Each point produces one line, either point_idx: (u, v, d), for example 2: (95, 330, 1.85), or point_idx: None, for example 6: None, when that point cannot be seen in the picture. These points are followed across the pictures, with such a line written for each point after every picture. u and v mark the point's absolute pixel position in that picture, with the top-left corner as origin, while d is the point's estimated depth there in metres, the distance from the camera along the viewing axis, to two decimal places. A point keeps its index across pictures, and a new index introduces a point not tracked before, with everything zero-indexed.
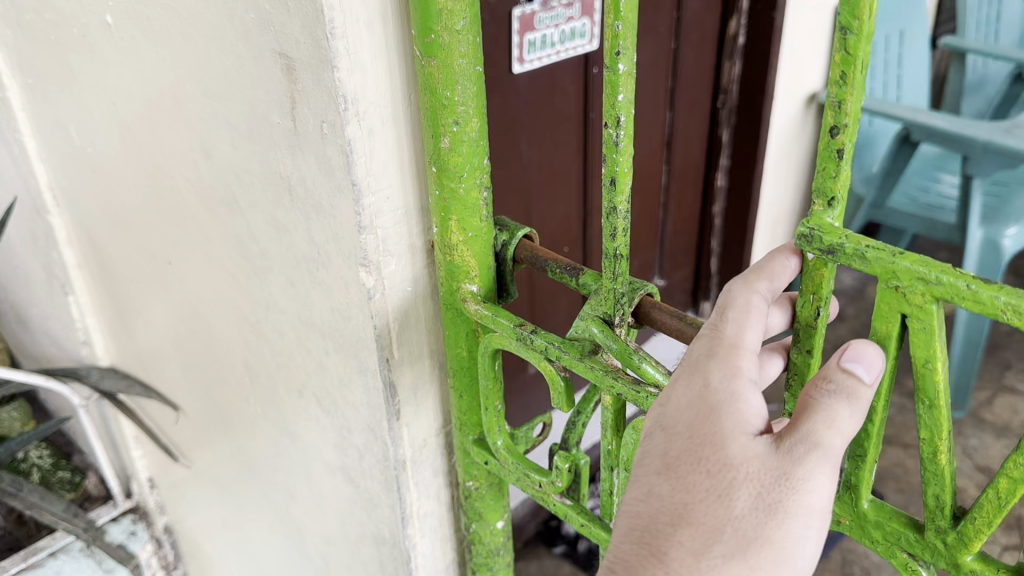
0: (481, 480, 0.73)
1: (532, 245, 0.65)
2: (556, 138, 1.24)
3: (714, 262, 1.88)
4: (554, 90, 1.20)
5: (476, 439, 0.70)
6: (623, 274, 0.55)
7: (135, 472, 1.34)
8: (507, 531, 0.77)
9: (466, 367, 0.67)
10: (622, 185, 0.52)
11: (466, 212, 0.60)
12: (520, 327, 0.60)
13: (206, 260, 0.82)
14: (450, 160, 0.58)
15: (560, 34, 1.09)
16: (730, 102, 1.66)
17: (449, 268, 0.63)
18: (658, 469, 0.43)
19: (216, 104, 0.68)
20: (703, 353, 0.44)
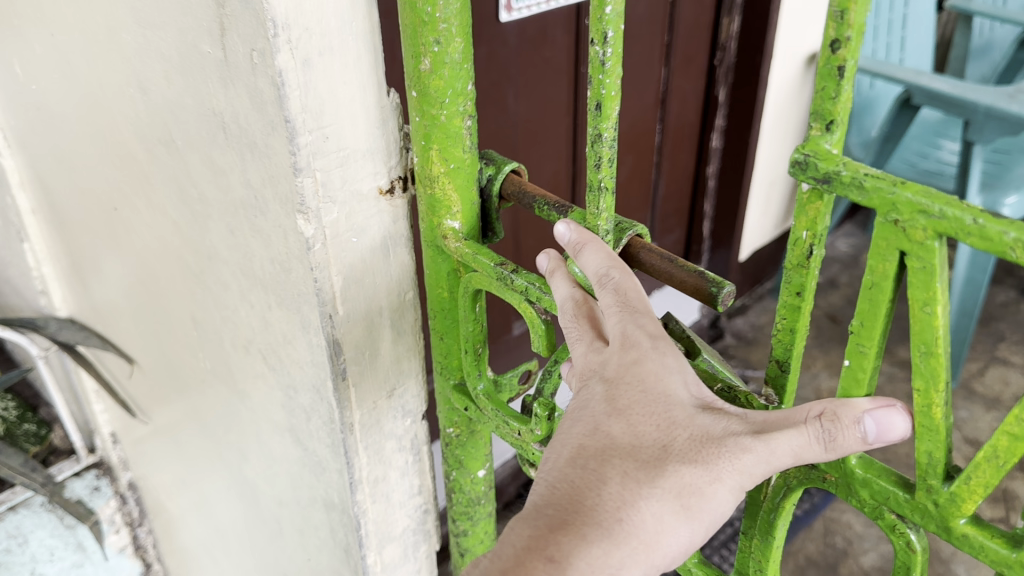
0: (461, 427, 0.73)
1: (519, 180, 0.60)
2: (544, 91, 1.23)
3: (707, 225, 1.86)
4: (546, 41, 1.18)
5: (456, 384, 0.70)
6: (607, 211, 0.52)
7: (98, 426, 1.29)
8: (489, 481, 0.77)
9: (447, 308, 0.66)
10: (607, 110, 0.47)
11: (448, 142, 0.56)
12: (501, 266, 0.57)
13: (149, 206, 0.77)
14: (431, 83, 0.54)
15: None
16: (728, 60, 1.60)
17: (431, 201, 0.59)
18: (607, 411, 0.48)
19: (150, 34, 0.62)
20: (629, 323, 0.49)
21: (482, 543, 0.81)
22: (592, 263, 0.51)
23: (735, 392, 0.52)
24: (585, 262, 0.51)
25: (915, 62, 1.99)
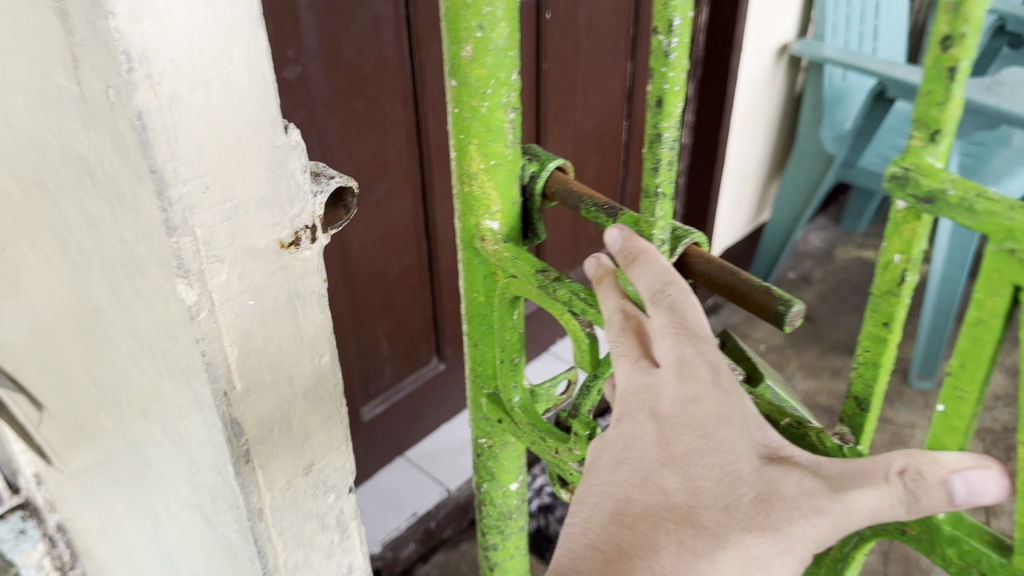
0: (491, 439, 0.96)
1: (562, 180, 0.77)
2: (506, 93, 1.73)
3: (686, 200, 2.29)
4: None
5: (490, 393, 0.91)
6: (663, 217, 0.65)
7: (19, 469, 1.14)
8: (518, 496, 1.01)
9: (483, 313, 0.86)
10: (668, 107, 0.59)
11: (489, 135, 0.72)
12: (544, 275, 0.74)
13: (32, 250, 0.66)
14: (473, 71, 0.69)
15: None
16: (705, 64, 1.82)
17: (476, 198, 0.76)
18: (660, 461, 0.58)
19: (5, 59, 0.52)
20: (684, 348, 0.59)
21: (511, 554, 1.07)
22: (643, 282, 0.61)
23: (804, 430, 0.64)
24: (636, 274, 0.62)
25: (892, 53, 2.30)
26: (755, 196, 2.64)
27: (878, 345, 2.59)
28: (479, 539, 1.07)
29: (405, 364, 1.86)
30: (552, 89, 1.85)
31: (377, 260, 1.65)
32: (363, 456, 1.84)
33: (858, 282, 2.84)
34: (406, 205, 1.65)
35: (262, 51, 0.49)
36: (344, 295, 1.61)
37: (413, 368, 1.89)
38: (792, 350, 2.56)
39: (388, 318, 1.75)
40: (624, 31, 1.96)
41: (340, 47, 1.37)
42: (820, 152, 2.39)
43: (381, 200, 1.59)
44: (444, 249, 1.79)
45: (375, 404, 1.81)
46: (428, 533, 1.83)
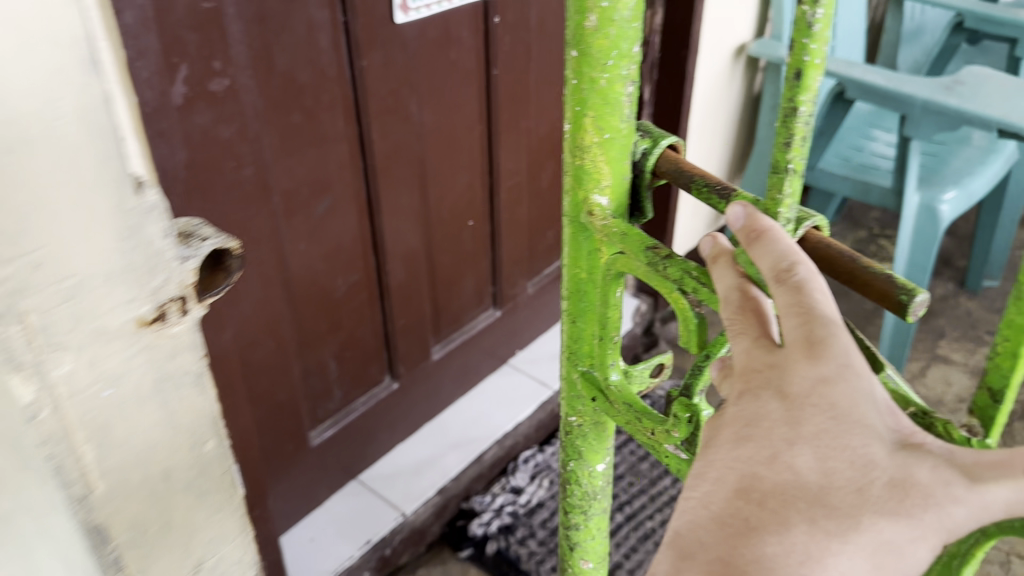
0: (584, 418, 1.03)
1: (670, 160, 0.83)
2: (453, 100, 1.66)
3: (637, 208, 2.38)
4: (448, 34, 1.57)
5: (584, 370, 0.99)
6: (791, 193, 0.67)
7: None
8: (604, 475, 1.09)
9: (583, 285, 0.93)
10: (807, 80, 0.61)
11: (605, 108, 0.79)
12: (653, 251, 0.79)
13: None
14: (596, 41, 0.76)
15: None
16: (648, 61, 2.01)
17: (585, 170, 0.83)
18: (790, 439, 0.58)
19: None
20: (809, 326, 0.59)
21: (593, 535, 1.15)
22: (765, 260, 0.63)
23: (930, 419, 0.63)
24: (755, 249, 0.65)
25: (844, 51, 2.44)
26: None
27: None
28: (563, 519, 1.15)
29: (356, 386, 1.76)
30: (504, 97, 1.78)
31: (319, 278, 1.55)
32: (313, 482, 1.75)
33: None
34: (352, 221, 1.56)
35: (91, 112, 0.67)
36: (287, 316, 1.51)
37: (365, 389, 1.79)
38: None
39: (336, 338, 1.65)
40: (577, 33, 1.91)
41: (272, 56, 1.28)
42: None
43: (324, 216, 1.50)
44: (392, 265, 1.70)
45: (325, 427, 1.72)
46: (384, 560, 1.76)
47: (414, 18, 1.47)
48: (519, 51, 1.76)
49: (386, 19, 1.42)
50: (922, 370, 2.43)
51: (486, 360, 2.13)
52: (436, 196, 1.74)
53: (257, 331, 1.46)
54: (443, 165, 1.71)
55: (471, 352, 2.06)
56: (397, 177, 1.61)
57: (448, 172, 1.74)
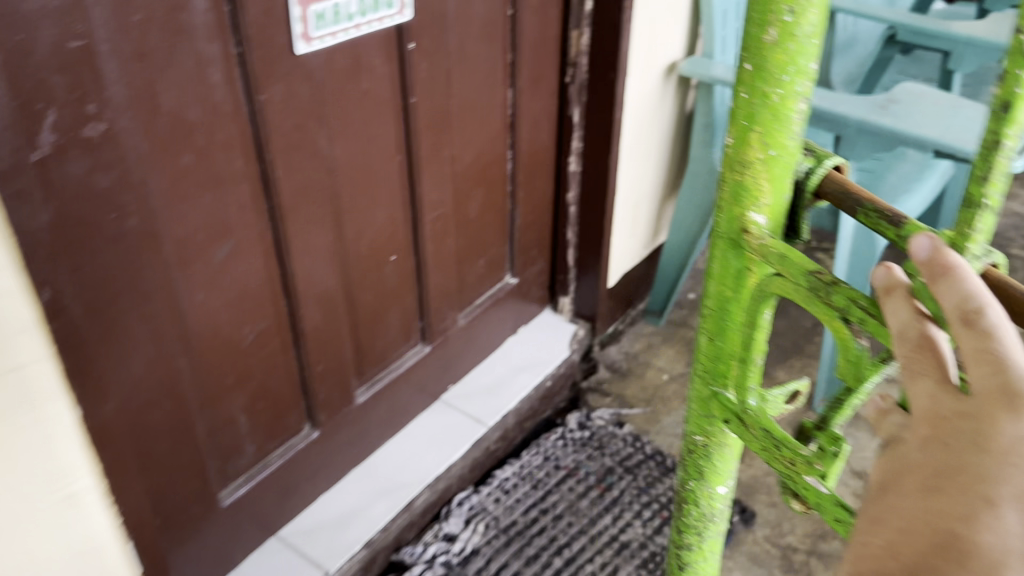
0: (708, 437, 1.15)
1: (830, 181, 0.91)
2: (369, 131, 1.55)
3: (571, 232, 2.32)
4: (360, 62, 1.46)
5: (717, 388, 1.09)
6: (982, 231, 0.71)
7: None
8: (723, 495, 1.22)
9: (729, 304, 1.02)
10: (1015, 113, 0.65)
11: (775, 127, 0.88)
12: (817, 273, 0.84)
13: None
14: (774, 56, 0.84)
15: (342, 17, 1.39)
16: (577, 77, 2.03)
17: (747, 187, 0.92)
18: (990, 498, 0.56)
19: None
20: (1008, 381, 0.60)
21: (705, 552, 1.29)
22: (950, 296, 0.64)
23: None
24: (941, 289, 0.65)
25: None
26: (652, 218, 2.56)
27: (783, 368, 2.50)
28: (676, 537, 1.31)
29: (270, 438, 1.63)
30: (423, 125, 1.68)
31: (222, 328, 1.42)
32: (228, 542, 1.62)
33: None
34: (257, 267, 1.44)
35: None
36: (187, 371, 1.38)
37: (281, 440, 1.66)
38: None
39: (244, 391, 1.52)
40: (500, 56, 1.82)
41: (156, 94, 1.15)
42: (714, 173, 2.32)
43: (224, 264, 1.37)
44: (307, 310, 1.57)
45: (237, 485, 1.59)
46: None
47: (318, 48, 1.36)
48: (438, 76, 1.66)
49: (286, 49, 1.31)
50: None
51: (418, 396, 2.02)
52: (354, 232, 1.62)
53: (154, 392, 1.34)
54: (358, 201, 1.60)
55: (402, 389, 1.95)
56: (305, 217, 1.49)
57: (366, 207, 1.62)
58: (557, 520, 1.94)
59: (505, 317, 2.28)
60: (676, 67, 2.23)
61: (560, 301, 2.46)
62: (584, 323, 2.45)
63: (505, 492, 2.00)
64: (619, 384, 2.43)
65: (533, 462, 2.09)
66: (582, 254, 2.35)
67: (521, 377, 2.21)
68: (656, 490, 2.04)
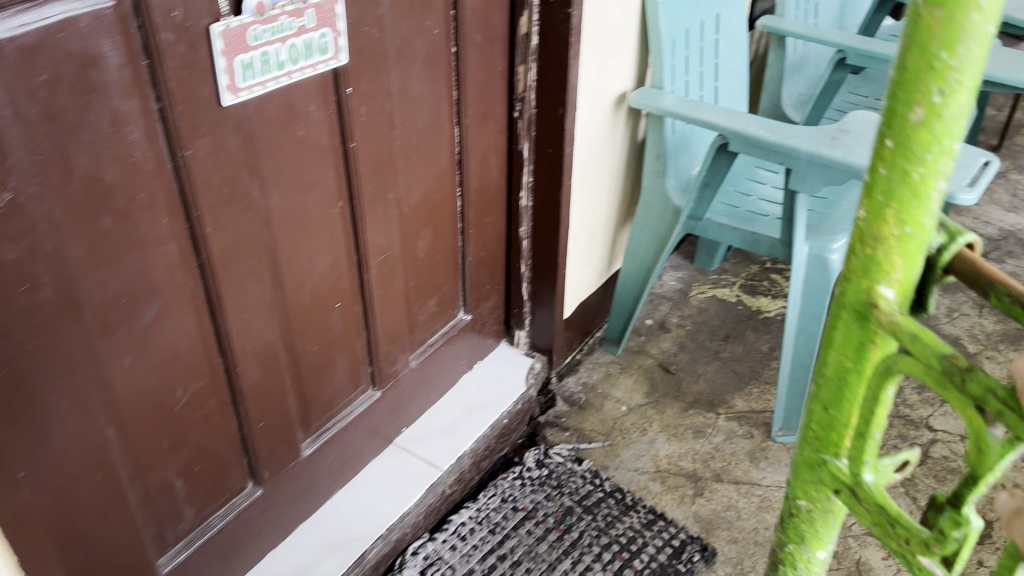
0: (811, 502, 1.16)
1: (961, 258, 0.93)
2: (308, 180, 1.50)
3: (525, 266, 2.28)
4: (294, 110, 1.41)
5: (829, 457, 1.08)
6: None
7: None
8: (822, 558, 1.22)
9: (848, 374, 1.01)
10: None
11: (912, 203, 0.86)
12: (952, 356, 0.84)
13: None
14: (918, 134, 0.81)
15: (274, 65, 1.33)
16: (526, 111, 2.00)
17: (875, 258, 0.91)
18: None
19: None
20: None
21: None
22: None
23: None
24: None
25: (727, 91, 2.43)
26: (606, 248, 2.54)
27: (741, 394, 2.49)
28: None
29: (210, 501, 1.57)
30: (366, 170, 1.62)
31: (153, 393, 1.36)
32: None
33: (715, 325, 2.78)
34: (189, 327, 1.38)
35: None
36: (116, 440, 1.32)
37: (223, 500, 1.60)
38: (653, 409, 2.42)
39: (180, 455, 1.46)
40: (445, 95, 1.78)
41: (69, 157, 1.09)
42: (667, 204, 2.30)
43: (151, 327, 1.31)
44: (245, 366, 1.52)
45: (176, 551, 1.52)
46: None
47: (247, 98, 1.31)
48: (379, 119, 1.61)
49: (211, 101, 1.26)
50: None
51: (371, 442, 1.96)
52: (295, 283, 1.56)
53: (79, 465, 1.27)
54: (298, 251, 1.54)
55: (353, 436, 1.89)
56: (240, 272, 1.43)
57: (307, 256, 1.56)
58: (515, 567, 1.89)
59: (459, 355, 2.22)
60: (626, 97, 2.22)
61: (516, 335, 2.42)
62: (540, 356, 2.42)
63: (461, 538, 1.95)
64: (577, 418, 2.37)
65: (489, 505, 2.04)
66: (536, 288, 2.32)
67: (476, 416, 2.16)
68: (616, 529, 2.00)
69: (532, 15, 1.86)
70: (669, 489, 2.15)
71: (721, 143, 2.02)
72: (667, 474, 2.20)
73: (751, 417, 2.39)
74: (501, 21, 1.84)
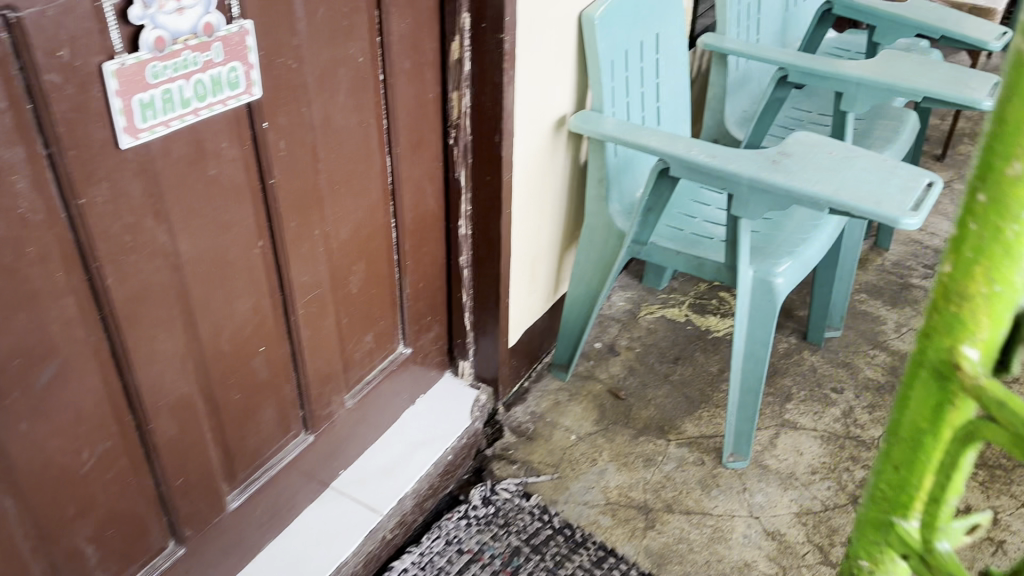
0: (873, 565, 1.12)
1: None
2: (224, 221, 1.41)
3: (466, 296, 2.22)
4: (204, 148, 1.32)
5: (898, 519, 1.04)
6: None
7: None
8: None
9: (923, 437, 0.97)
10: None
11: (1001, 264, 0.82)
12: None
13: None
14: (1014, 193, 0.78)
15: (176, 104, 1.24)
16: (461, 138, 1.94)
17: (960, 317, 0.87)
18: None
19: None
20: None
21: None
22: None
23: None
24: None
25: (669, 110, 2.39)
26: (551, 273, 2.47)
27: (691, 417, 2.44)
28: None
29: (126, 564, 1.47)
30: (288, 207, 1.54)
31: (56, 457, 1.26)
32: None
33: (665, 347, 2.73)
34: (93, 385, 1.28)
35: None
36: (14, 510, 1.22)
37: (141, 561, 1.51)
38: (603, 437, 2.35)
39: (90, 519, 1.36)
40: (374, 124, 1.70)
41: None
42: (611, 228, 2.25)
43: (49, 388, 1.21)
44: (158, 421, 1.43)
45: None
46: None
47: (148, 139, 1.22)
48: (302, 153, 1.53)
49: (108, 144, 1.16)
50: (772, 439, 2.35)
51: (307, 486, 1.88)
52: (213, 329, 1.47)
53: None
54: (214, 296, 1.45)
55: (287, 483, 1.80)
56: (148, 322, 1.34)
57: (226, 300, 1.48)
58: None
59: (400, 390, 2.14)
60: (566, 119, 2.16)
61: (460, 365, 2.35)
62: (486, 387, 2.35)
63: None
64: (525, 449, 2.29)
65: (433, 548, 1.97)
66: (478, 318, 2.25)
67: (418, 454, 2.08)
68: (564, 569, 1.94)
69: (463, 40, 1.80)
70: (620, 522, 2.09)
71: (662, 168, 1.98)
72: (618, 506, 2.13)
73: (702, 443, 2.34)
74: (431, 45, 1.77)
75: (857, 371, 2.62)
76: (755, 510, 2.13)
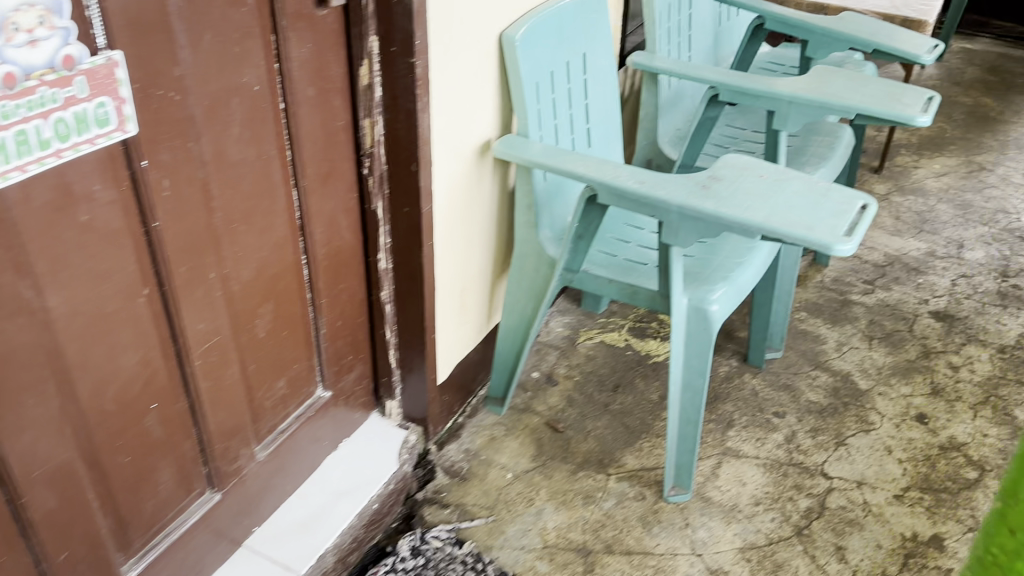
0: None
1: None
2: (103, 270, 1.29)
3: (390, 332, 2.10)
4: (73, 192, 1.19)
5: None
6: None
7: None
8: None
9: None
10: None
11: None
12: None
13: None
14: None
15: (33, 146, 1.10)
16: (376, 168, 1.83)
17: None
18: None
19: None
20: None
21: None
22: None
23: None
24: None
25: (598, 132, 2.31)
26: (482, 304, 2.37)
27: (631, 450, 2.35)
28: None
29: None
30: (179, 250, 1.42)
31: None
32: None
33: (604, 375, 2.64)
34: None
35: None
36: None
37: None
38: (540, 474, 2.25)
39: None
40: (276, 157, 1.59)
41: None
42: (541, 256, 2.15)
43: None
44: (33, 494, 1.28)
45: None
46: None
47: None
48: (192, 191, 1.41)
49: None
50: (714, 469, 2.27)
51: (218, 547, 1.74)
52: (94, 388, 1.34)
53: None
54: (94, 352, 1.31)
55: (193, 546, 1.66)
56: (13, 386, 1.20)
57: (108, 356, 1.34)
58: None
59: (321, 435, 2.01)
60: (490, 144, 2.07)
61: (388, 405, 2.23)
62: (415, 428, 2.24)
63: None
64: (458, 492, 2.17)
65: None
66: (404, 355, 2.14)
67: (341, 504, 1.95)
68: None
69: (373, 64, 1.70)
70: (559, 567, 1.98)
71: (590, 194, 1.90)
72: (555, 549, 2.03)
73: (643, 476, 2.25)
74: (338, 71, 1.66)
75: (799, 395, 2.55)
76: (698, 547, 2.05)
